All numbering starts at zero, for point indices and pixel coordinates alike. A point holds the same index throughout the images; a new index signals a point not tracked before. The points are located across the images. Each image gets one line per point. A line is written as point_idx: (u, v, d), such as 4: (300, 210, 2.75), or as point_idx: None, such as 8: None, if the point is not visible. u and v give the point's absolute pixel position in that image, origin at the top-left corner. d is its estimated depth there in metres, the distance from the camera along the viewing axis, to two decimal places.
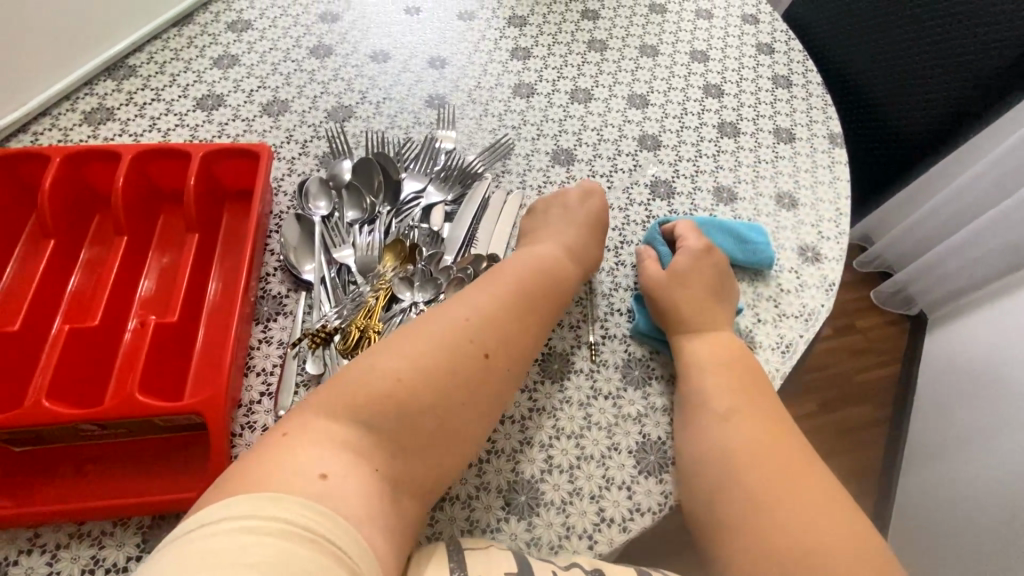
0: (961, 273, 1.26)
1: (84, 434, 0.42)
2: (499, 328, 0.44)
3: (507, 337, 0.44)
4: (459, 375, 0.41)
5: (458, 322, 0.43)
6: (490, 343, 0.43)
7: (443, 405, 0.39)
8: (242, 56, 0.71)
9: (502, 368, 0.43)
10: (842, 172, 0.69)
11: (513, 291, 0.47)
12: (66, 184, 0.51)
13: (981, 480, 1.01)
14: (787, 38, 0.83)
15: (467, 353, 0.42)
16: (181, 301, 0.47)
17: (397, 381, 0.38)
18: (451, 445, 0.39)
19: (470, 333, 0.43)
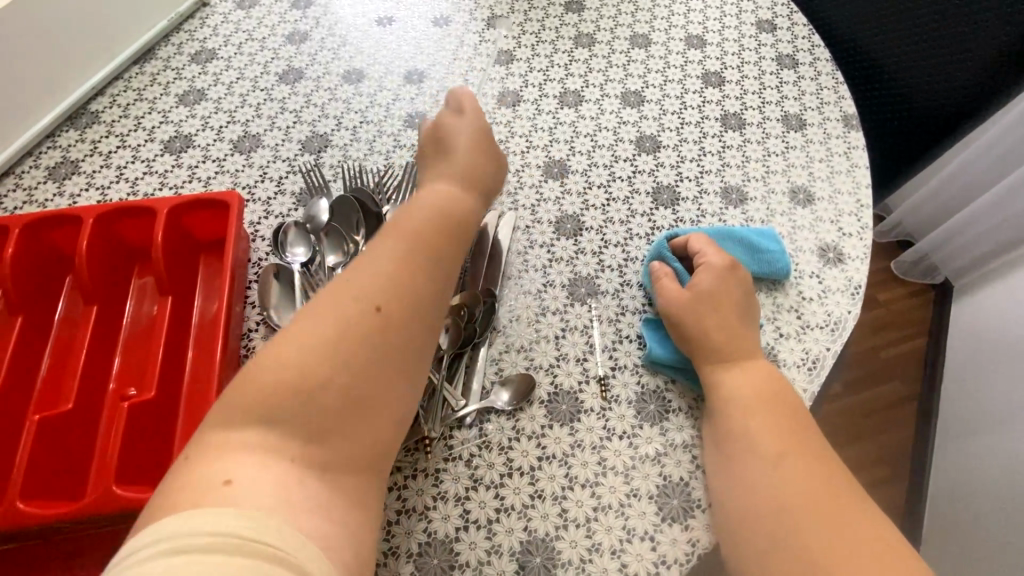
0: (986, 240, 1.20)
1: (67, 528, 0.39)
2: (384, 268, 0.36)
3: (397, 284, 0.36)
4: (349, 338, 0.33)
5: (350, 299, 0.35)
6: (380, 293, 0.35)
7: (345, 373, 0.33)
8: (208, 90, 0.67)
9: (400, 315, 0.35)
10: (859, 158, 0.64)
11: (415, 241, 0.38)
12: (29, 255, 0.48)
13: (1019, 458, 0.96)
14: (789, 12, 0.77)
15: (352, 314, 0.34)
16: (157, 373, 0.44)
17: (284, 366, 0.31)
18: (359, 396, 0.33)
19: (352, 290, 0.35)
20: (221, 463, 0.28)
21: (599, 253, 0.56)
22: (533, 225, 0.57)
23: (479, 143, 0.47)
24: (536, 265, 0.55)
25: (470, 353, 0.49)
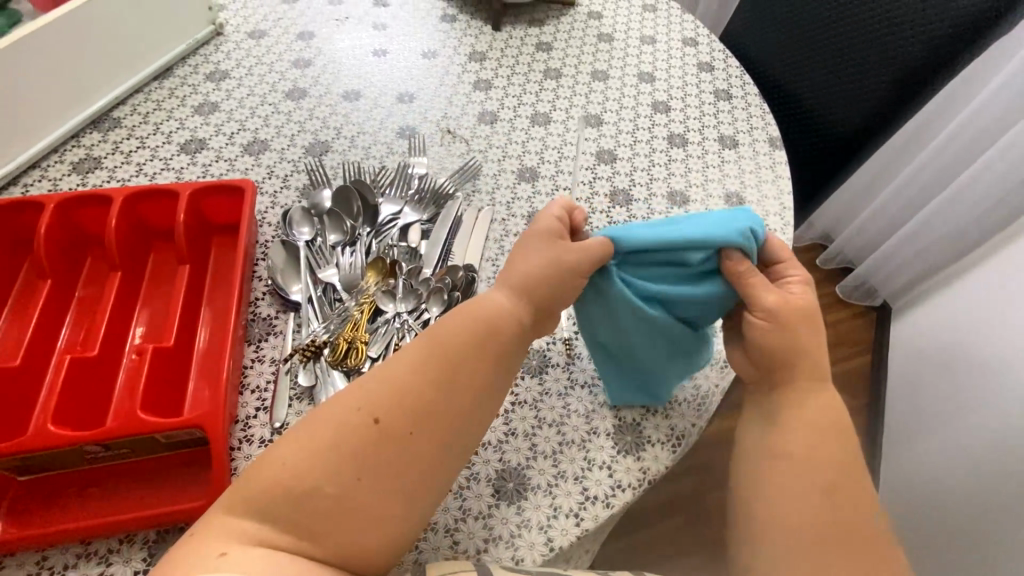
0: (913, 262, 1.34)
1: (87, 457, 0.44)
2: (388, 409, 0.38)
3: (395, 395, 0.38)
4: (348, 443, 0.37)
5: (346, 407, 0.38)
6: (379, 406, 0.38)
7: (345, 468, 0.36)
8: (221, 103, 0.76)
9: (402, 426, 0.38)
10: (783, 171, 0.76)
11: (416, 358, 0.40)
12: (60, 229, 0.54)
13: (945, 449, 1.06)
14: (724, 56, 0.92)
15: (353, 425, 0.37)
16: (175, 328, 0.50)
17: (286, 468, 0.36)
18: (358, 498, 0.36)
19: (356, 401, 0.38)
20: (220, 540, 0.33)
21: None
22: (507, 219, 0.67)
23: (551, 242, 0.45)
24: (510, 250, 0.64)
25: None
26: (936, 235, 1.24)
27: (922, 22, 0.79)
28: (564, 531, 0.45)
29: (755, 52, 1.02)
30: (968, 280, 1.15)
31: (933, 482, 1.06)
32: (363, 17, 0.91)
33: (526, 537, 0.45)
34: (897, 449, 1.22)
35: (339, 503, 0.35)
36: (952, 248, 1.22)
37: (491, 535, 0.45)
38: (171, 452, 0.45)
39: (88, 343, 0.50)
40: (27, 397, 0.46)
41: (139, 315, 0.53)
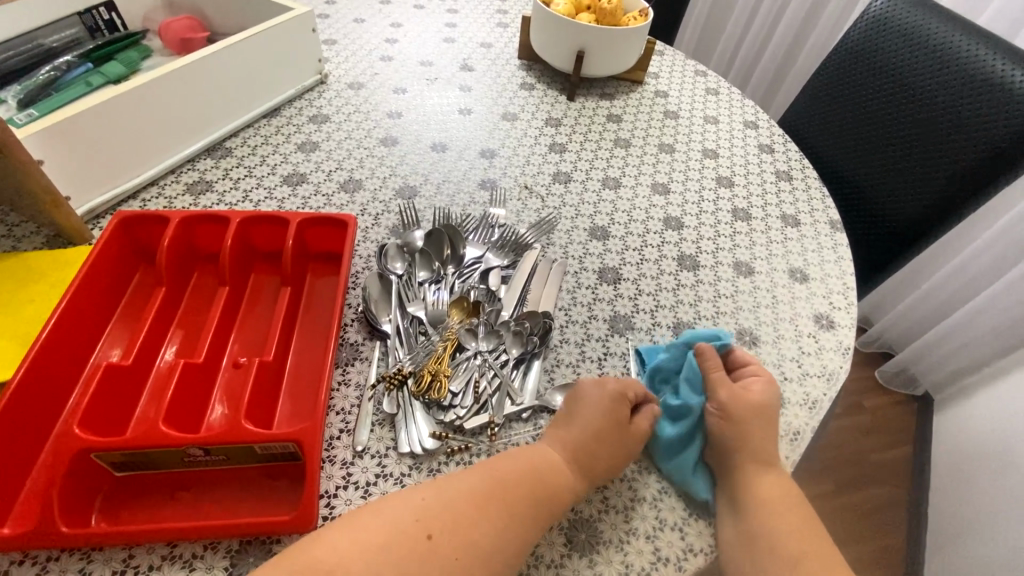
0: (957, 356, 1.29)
1: (185, 460, 0.46)
2: (393, 554, 0.37)
3: (452, 517, 0.40)
4: (393, 560, 0.37)
5: (338, 545, 0.37)
6: (434, 523, 0.40)
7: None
8: (321, 143, 0.82)
9: (451, 553, 0.39)
10: (844, 253, 0.78)
11: (427, 503, 0.41)
12: (179, 243, 0.59)
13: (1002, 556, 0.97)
14: (784, 140, 0.97)
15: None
16: (274, 345, 0.54)
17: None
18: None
19: (347, 558, 0.36)
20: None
21: (635, 298, 0.68)
22: (580, 272, 0.70)
23: (615, 408, 0.50)
24: (583, 301, 0.66)
25: (529, 362, 0.58)
26: (984, 329, 1.19)
27: (980, 120, 0.84)
28: None
29: (813, 137, 1.09)
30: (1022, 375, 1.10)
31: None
32: (451, 79, 0.99)
33: None
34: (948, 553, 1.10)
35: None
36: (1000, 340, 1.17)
37: None
38: (262, 464, 0.47)
39: (192, 351, 0.54)
40: (134, 395, 0.49)
41: (238, 330, 0.56)
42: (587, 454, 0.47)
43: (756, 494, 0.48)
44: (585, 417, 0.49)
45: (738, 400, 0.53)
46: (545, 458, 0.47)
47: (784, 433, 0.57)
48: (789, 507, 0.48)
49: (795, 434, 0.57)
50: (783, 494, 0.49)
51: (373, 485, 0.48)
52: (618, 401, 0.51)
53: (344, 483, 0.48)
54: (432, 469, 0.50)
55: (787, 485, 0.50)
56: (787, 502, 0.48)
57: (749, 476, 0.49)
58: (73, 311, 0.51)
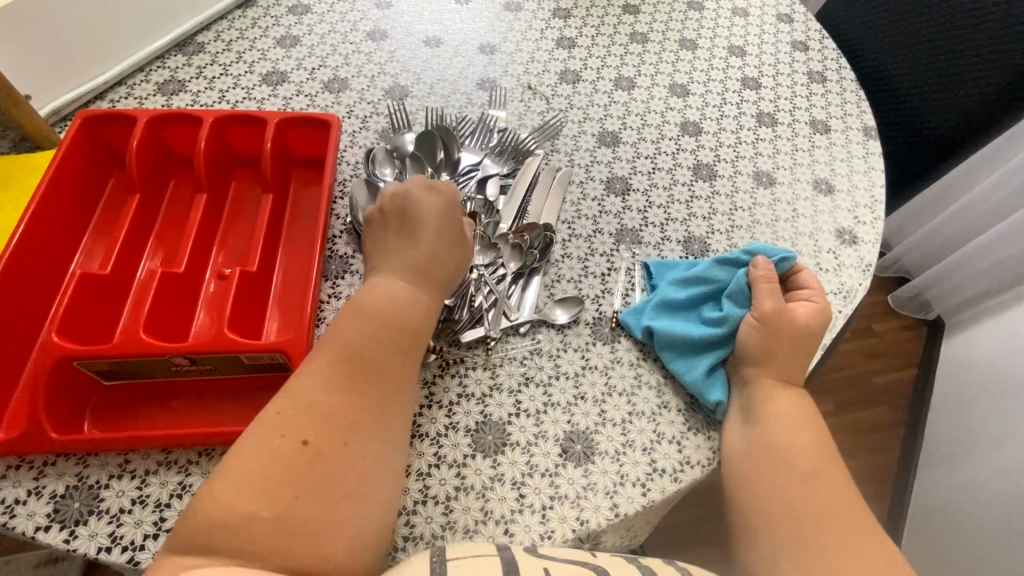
0: (969, 285, 1.20)
1: (172, 370, 0.45)
2: (323, 406, 0.39)
3: (331, 391, 0.39)
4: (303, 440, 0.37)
5: (268, 415, 0.38)
6: (304, 405, 0.38)
7: (284, 485, 0.35)
8: (303, 37, 0.74)
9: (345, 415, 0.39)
10: (876, 163, 0.71)
11: (335, 354, 0.41)
12: (149, 145, 0.55)
13: (983, 477, 0.97)
14: (821, 37, 0.86)
15: (279, 449, 0.36)
16: (257, 255, 0.51)
17: (224, 501, 0.34)
18: (301, 513, 0.35)
19: (279, 427, 0.37)
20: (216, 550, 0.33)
21: (644, 211, 0.63)
22: (586, 181, 0.64)
23: (448, 218, 0.49)
24: (588, 214, 0.62)
25: (528, 277, 0.55)
26: (998, 260, 1.11)
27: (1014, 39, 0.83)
28: (630, 499, 0.45)
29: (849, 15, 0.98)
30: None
31: (973, 509, 0.96)
32: None
33: (591, 500, 0.44)
34: (935, 470, 1.11)
35: (282, 523, 0.34)
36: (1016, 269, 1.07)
37: (556, 493, 0.45)
38: (251, 375, 0.46)
39: (173, 262, 0.51)
40: (116, 305, 0.48)
41: (221, 240, 0.53)
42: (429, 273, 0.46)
43: (771, 410, 0.47)
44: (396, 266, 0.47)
45: (781, 313, 0.50)
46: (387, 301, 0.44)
47: None
48: (803, 423, 0.46)
49: None
50: (798, 411, 0.47)
51: None
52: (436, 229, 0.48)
53: None
54: (427, 382, 0.49)
55: (804, 404, 0.48)
56: (801, 419, 0.47)
57: (768, 393, 0.48)
58: (42, 218, 0.48)
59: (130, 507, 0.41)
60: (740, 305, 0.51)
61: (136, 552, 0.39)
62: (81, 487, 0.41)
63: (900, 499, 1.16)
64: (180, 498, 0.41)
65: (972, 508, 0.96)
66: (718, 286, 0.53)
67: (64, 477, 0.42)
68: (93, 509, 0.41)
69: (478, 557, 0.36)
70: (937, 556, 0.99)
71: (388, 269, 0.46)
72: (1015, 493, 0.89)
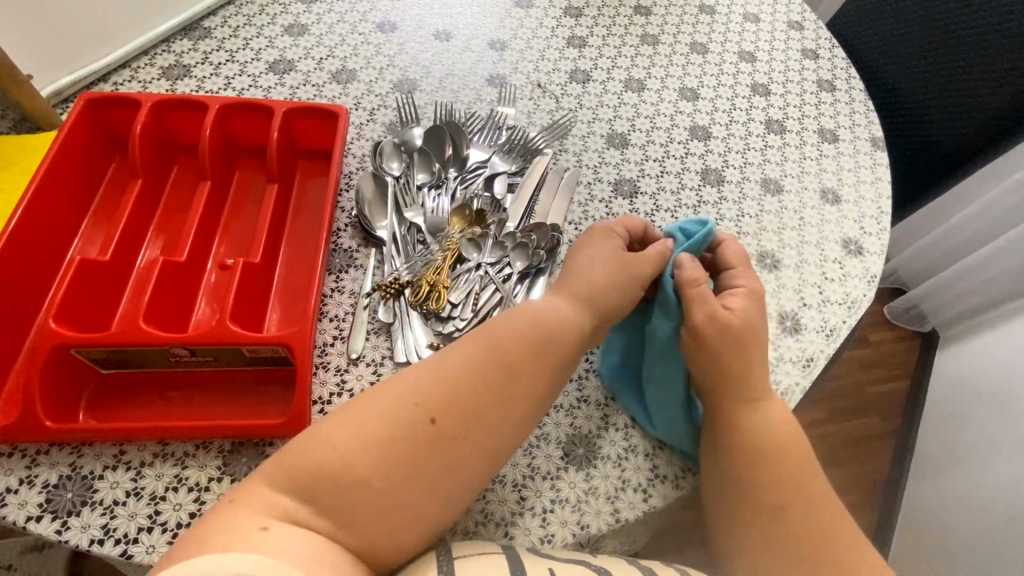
0: (964, 299, 1.20)
1: (170, 360, 0.44)
2: (487, 396, 0.38)
3: (455, 396, 0.37)
4: (402, 445, 0.35)
5: (409, 382, 0.37)
6: (437, 408, 0.36)
7: (395, 459, 0.34)
8: (311, 26, 0.72)
9: (454, 432, 0.36)
10: (883, 174, 0.71)
11: (492, 344, 0.40)
12: (153, 130, 0.54)
13: (967, 492, 0.98)
14: (831, 45, 0.85)
15: (408, 420, 0.36)
16: (261, 245, 0.50)
17: (338, 451, 0.34)
18: (402, 493, 0.34)
19: (414, 395, 0.36)
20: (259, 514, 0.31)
21: (651, 214, 0.63)
22: (594, 182, 0.64)
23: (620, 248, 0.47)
24: (595, 215, 0.61)
25: (534, 277, 0.54)
26: (993, 275, 1.11)
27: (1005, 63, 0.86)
28: (631, 505, 0.45)
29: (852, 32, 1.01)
30: (1015, 327, 1.04)
31: (954, 523, 0.97)
32: None
33: (592, 505, 0.44)
34: (923, 480, 1.11)
35: (383, 496, 0.33)
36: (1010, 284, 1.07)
37: (557, 497, 0.44)
38: (251, 367, 0.46)
39: (174, 251, 0.50)
40: (115, 293, 0.47)
41: (224, 230, 0.53)
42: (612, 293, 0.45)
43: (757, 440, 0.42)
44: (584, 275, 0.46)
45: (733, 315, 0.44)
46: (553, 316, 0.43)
47: (797, 360, 0.55)
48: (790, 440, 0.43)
49: (809, 360, 0.55)
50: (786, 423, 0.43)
51: None
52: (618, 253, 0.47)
53: (338, 390, 0.46)
54: None
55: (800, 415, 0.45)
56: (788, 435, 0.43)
57: (759, 411, 0.43)
58: (42, 202, 0.48)
59: (124, 500, 0.40)
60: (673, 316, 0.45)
61: (129, 545, 0.38)
62: (74, 478, 0.40)
63: (889, 508, 1.16)
64: (176, 492, 0.41)
65: (956, 518, 0.97)
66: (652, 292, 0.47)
67: (57, 467, 0.41)
68: (85, 500, 0.40)
69: (487, 554, 0.36)
70: (921, 567, 1.00)
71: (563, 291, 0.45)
72: (998, 506, 0.89)
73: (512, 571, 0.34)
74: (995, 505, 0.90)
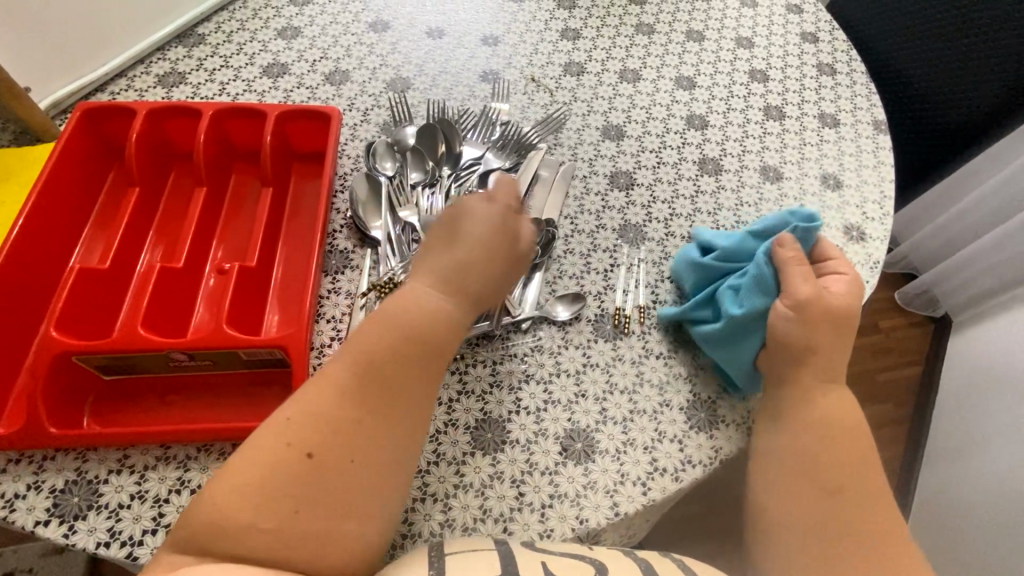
0: (976, 284, 1.17)
1: (171, 365, 0.45)
2: (364, 427, 0.36)
3: (329, 426, 0.36)
4: (276, 481, 0.34)
5: (275, 419, 0.36)
6: (314, 439, 0.35)
7: (280, 496, 0.33)
8: (304, 29, 0.72)
9: (342, 457, 0.35)
10: (886, 158, 0.70)
11: (355, 364, 0.38)
12: (149, 138, 0.54)
13: (985, 479, 0.95)
14: (831, 28, 0.83)
15: (281, 456, 0.34)
16: (257, 249, 0.51)
17: (226, 495, 0.33)
18: (319, 528, 0.33)
19: (285, 431, 0.35)
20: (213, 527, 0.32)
21: (648, 206, 0.62)
22: (589, 175, 0.63)
23: (499, 226, 0.44)
24: (590, 209, 0.61)
25: (529, 273, 0.54)
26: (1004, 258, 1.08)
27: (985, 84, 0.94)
28: (631, 498, 0.44)
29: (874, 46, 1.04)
30: None
31: (972, 512, 0.94)
32: None
33: (591, 499, 0.44)
34: (939, 467, 1.08)
35: (280, 534, 0.32)
36: None
37: (556, 492, 0.44)
38: (250, 370, 0.46)
39: (172, 258, 0.51)
40: (115, 301, 0.48)
41: (221, 235, 0.53)
42: (473, 267, 0.43)
43: None
44: (461, 241, 0.44)
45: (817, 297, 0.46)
46: (418, 302, 0.41)
47: None
48: (838, 420, 0.43)
49: None
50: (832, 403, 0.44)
51: None
52: (502, 227, 0.45)
53: None
54: None
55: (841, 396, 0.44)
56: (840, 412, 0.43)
57: None
58: (41, 213, 0.48)
59: (128, 503, 0.41)
60: (767, 292, 0.47)
61: (135, 547, 0.39)
62: (80, 482, 0.41)
63: (904, 496, 1.13)
64: (179, 494, 0.41)
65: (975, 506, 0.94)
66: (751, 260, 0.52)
67: (63, 472, 0.41)
68: (90, 505, 0.41)
69: (479, 551, 0.36)
70: (941, 557, 0.97)
71: (421, 270, 0.43)
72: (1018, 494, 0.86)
73: (503, 568, 0.34)
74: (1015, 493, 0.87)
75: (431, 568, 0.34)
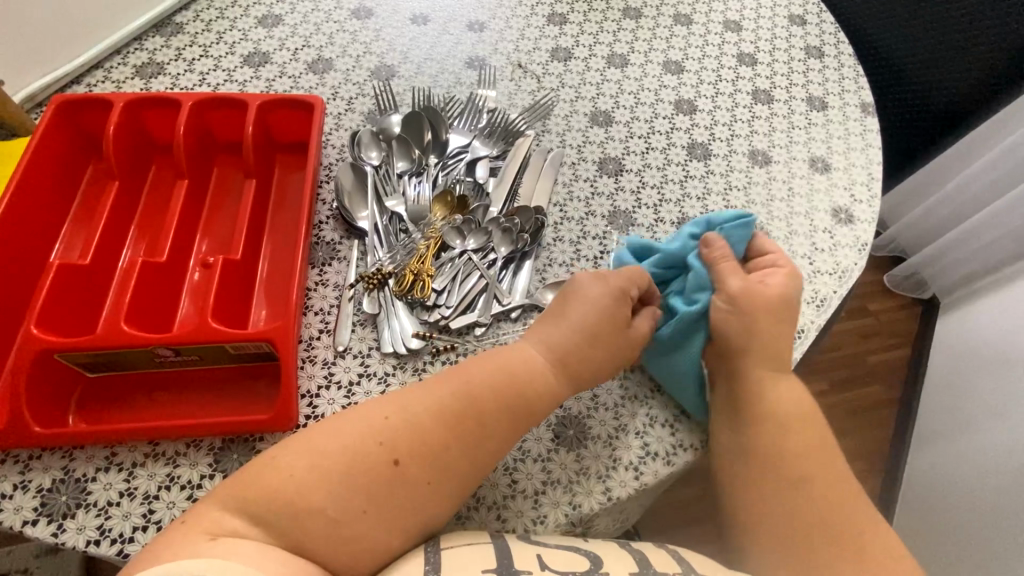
0: (963, 266, 1.19)
1: (157, 360, 0.44)
2: (453, 448, 0.38)
3: (415, 435, 0.37)
4: (360, 480, 0.35)
5: (375, 420, 0.37)
6: (402, 446, 0.36)
7: (356, 493, 0.35)
8: (285, 16, 0.70)
9: (421, 476, 0.36)
10: (873, 140, 0.70)
11: (454, 386, 0.40)
12: (127, 130, 0.53)
13: (973, 458, 0.97)
14: (819, 10, 0.83)
15: (370, 457, 0.36)
16: (242, 241, 0.50)
17: (294, 479, 0.34)
18: (367, 529, 0.34)
19: (380, 431, 0.37)
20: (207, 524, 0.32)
21: (637, 192, 0.62)
22: (578, 162, 0.63)
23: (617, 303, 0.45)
24: (580, 196, 0.60)
25: (520, 260, 0.54)
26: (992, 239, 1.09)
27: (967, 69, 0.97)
28: (623, 483, 0.45)
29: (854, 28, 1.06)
30: (1018, 290, 1.02)
31: (961, 491, 0.95)
32: None
33: (584, 485, 0.44)
34: (927, 446, 1.10)
35: (339, 528, 0.34)
36: (1013, 248, 1.05)
37: (548, 479, 0.44)
38: (237, 364, 0.46)
39: (155, 253, 0.50)
40: (97, 298, 0.47)
41: (205, 229, 0.52)
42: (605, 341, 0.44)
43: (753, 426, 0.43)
44: (579, 320, 0.44)
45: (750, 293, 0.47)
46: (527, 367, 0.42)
47: None
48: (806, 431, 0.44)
49: (799, 332, 0.55)
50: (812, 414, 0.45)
51: (356, 385, 0.47)
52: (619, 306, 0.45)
53: (325, 383, 0.46)
54: (417, 368, 0.48)
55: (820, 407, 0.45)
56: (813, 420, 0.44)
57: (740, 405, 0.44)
58: (16, 210, 0.47)
59: (117, 500, 0.40)
60: (704, 287, 0.48)
61: (125, 544, 0.39)
62: (67, 481, 0.41)
63: (892, 476, 1.15)
64: (169, 490, 0.41)
65: (963, 484, 0.96)
66: (681, 267, 0.50)
67: (50, 471, 0.41)
68: (78, 504, 0.40)
69: (476, 545, 0.36)
70: (929, 533, 0.99)
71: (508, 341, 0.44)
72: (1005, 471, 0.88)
73: (499, 561, 0.34)
74: (1003, 471, 0.88)
75: (427, 562, 0.34)
